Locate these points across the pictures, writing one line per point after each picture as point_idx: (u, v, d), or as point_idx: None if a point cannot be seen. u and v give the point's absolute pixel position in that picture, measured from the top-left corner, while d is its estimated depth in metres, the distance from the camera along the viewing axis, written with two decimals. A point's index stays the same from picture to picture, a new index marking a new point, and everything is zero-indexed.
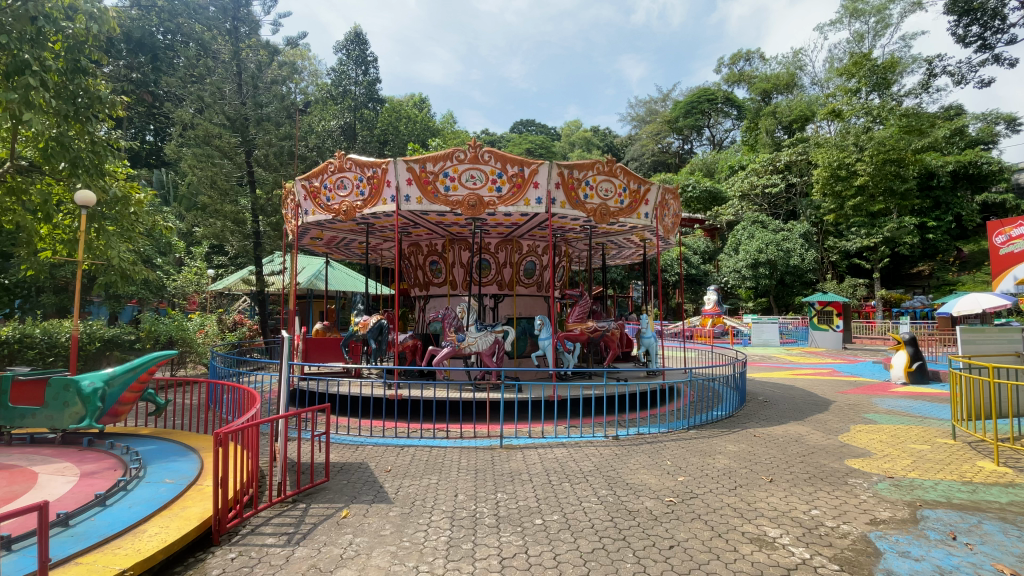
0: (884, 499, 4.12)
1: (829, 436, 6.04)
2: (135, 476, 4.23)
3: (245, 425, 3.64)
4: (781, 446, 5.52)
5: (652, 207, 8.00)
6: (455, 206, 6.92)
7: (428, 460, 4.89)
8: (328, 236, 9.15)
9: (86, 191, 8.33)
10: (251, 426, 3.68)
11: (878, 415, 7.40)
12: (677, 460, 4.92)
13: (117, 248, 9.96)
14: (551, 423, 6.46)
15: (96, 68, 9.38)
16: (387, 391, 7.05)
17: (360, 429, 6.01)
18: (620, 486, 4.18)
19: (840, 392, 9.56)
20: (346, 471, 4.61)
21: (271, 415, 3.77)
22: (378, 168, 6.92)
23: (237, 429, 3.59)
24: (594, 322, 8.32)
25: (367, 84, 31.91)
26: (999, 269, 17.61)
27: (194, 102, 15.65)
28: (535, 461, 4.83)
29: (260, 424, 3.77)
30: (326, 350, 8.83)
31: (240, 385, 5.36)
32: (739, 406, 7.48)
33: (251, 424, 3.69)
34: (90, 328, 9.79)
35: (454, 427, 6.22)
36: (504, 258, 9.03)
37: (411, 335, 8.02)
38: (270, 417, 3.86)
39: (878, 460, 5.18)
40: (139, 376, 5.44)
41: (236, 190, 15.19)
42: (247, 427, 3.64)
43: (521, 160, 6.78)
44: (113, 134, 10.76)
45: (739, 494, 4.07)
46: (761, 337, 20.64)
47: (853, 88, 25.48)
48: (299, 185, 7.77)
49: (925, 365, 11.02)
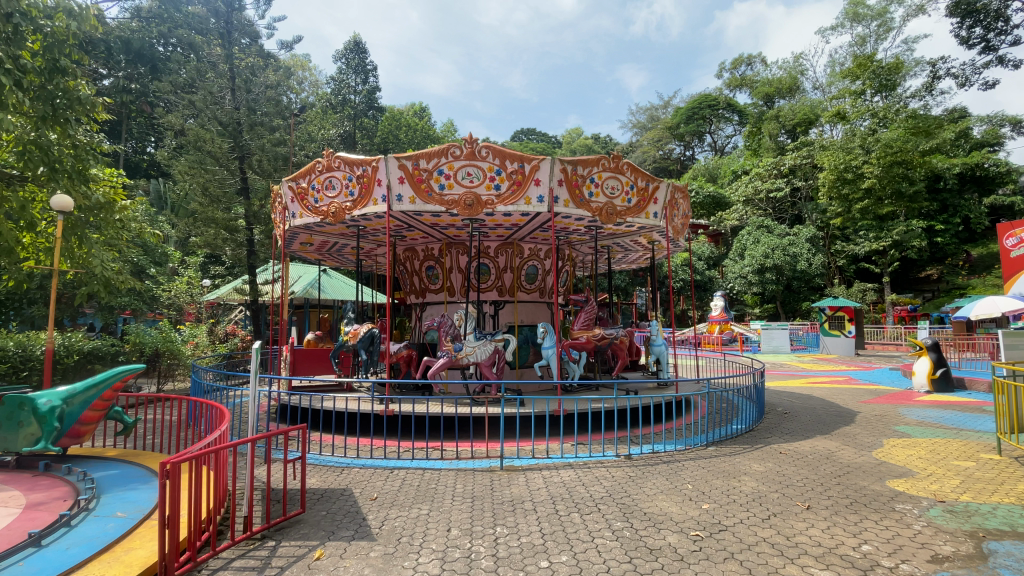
0: (941, 529, 3.60)
1: (861, 453, 5.49)
2: (81, 509, 3.72)
3: (212, 448, 3.21)
4: (812, 466, 4.98)
5: (661, 206, 7.50)
6: (450, 206, 6.42)
7: (419, 485, 4.36)
8: (318, 241, 8.69)
9: (63, 196, 7.92)
10: (222, 449, 3.28)
11: (910, 427, 6.85)
12: (699, 484, 4.36)
13: (99, 257, 9.54)
14: (556, 441, 5.92)
15: (78, 69, 9.03)
16: (379, 406, 6.53)
17: (345, 450, 5.48)
18: (637, 517, 3.66)
19: (863, 401, 9.00)
20: (326, 500, 4.08)
21: (247, 437, 3.35)
22: (368, 166, 6.45)
23: (204, 451, 3.17)
24: (601, 330, 7.84)
25: (367, 92, 31.58)
26: (1011, 272, 16.98)
27: (187, 108, 15.26)
28: (540, 486, 4.30)
29: (232, 447, 3.36)
30: (314, 361, 8.30)
31: (213, 402, 4.95)
32: (758, 420, 6.93)
33: (219, 448, 3.24)
34: (68, 340, 9.23)
35: (449, 446, 5.68)
36: (504, 262, 8.51)
37: (405, 344, 7.38)
38: (247, 439, 3.45)
39: (921, 481, 4.64)
40: (102, 393, 4.94)
41: (230, 197, 14.74)
42: (217, 449, 3.22)
43: (521, 155, 6.32)
44: (96, 138, 10.31)
45: (775, 526, 3.53)
46: (771, 344, 20.05)
47: (858, 90, 25.00)
48: (286, 186, 7.30)
49: (948, 371, 10.49)
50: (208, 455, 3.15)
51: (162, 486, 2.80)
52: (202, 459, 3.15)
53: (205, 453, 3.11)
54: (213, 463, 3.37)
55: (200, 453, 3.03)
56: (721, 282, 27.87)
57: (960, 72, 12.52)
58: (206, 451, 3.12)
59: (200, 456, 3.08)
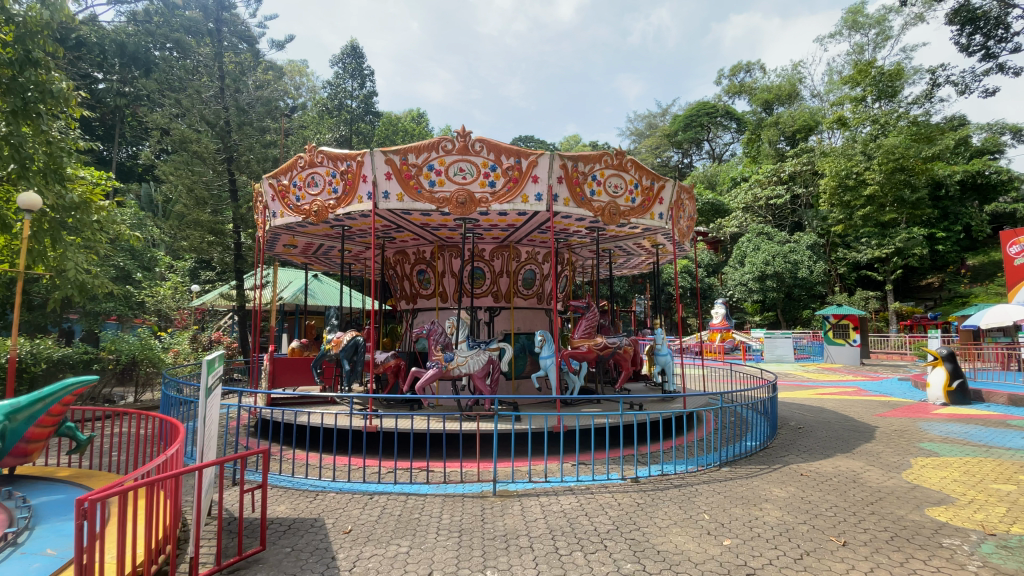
0: (1000, 571, 3.11)
1: (890, 474, 5.02)
2: (8, 544, 3.22)
3: (160, 475, 2.77)
4: (840, 490, 4.48)
5: (666, 207, 7.07)
6: (441, 204, 5.96)
7: (400, 516, 3.85)
8: (302, 243, 8.24)
9: (32, 194, 7.42)
10: (178, 474, 2.87)
11: (934, 444, 6.38)
12: (716, 513, 3.86)
13: (73, 259, 9.04)
14: (554, 461, 5.39)
15: (53, 62, 8.59)
16: (362, 422, 5.99)
17: (321, 473, 4.93)
18: (650, 557, 3.16)
19: (878, 414, 8.53)
20: (293, 533, 3.59)
21: (207, 463, 2.93)
22: (353, 162, 5.99)
23: (150, 478, 2.74)
24: (604, 339, 7.33)
25: (364, 98, 31.24)
26: (1015, 280, 16.40)
27: (173, 107, 14.81)
28: (538, 516, 3.79)
29: (185, 473, 2.93)
30: (297, 371, 7.80)
31: (169, 418, 4.47)
32: (772, 437, 6.42)
33: (168, 475, 2.81)
34: (36, 348, 8.73)
35: (434, 468, 5.15)
36: (500, 266, 8.04)
37: (392, 354, 6.89)
38: (208, 463, 3.04)
39: (963, 509, 4.15)
40: (50, 408, 4.46)
41: (217, 200, 14.33)
42: (165, 477, 2.79)
43: (517, 149, 5.85)
44: (71, 133, 9.83)
45: (811, 569, 3.05)
46: (774, 352, 19.53)
47: (858, 96, 24.62)
48: (266, 183, 6.83)
49: (965, 382, 10.00)
50: (157, 483, 2.74)
51: (83, 523, 2.35)
52: (148, 487, 2.72)
53: (151, 481, 2.68)
54: (164, 487, 2.96)
55: (140, 484, 2.59)
56: (721, 290, 27.52)
57: (961, 80, 12.37)
58: (152, 478, 2.69)
59: (146, 484, 2.66)
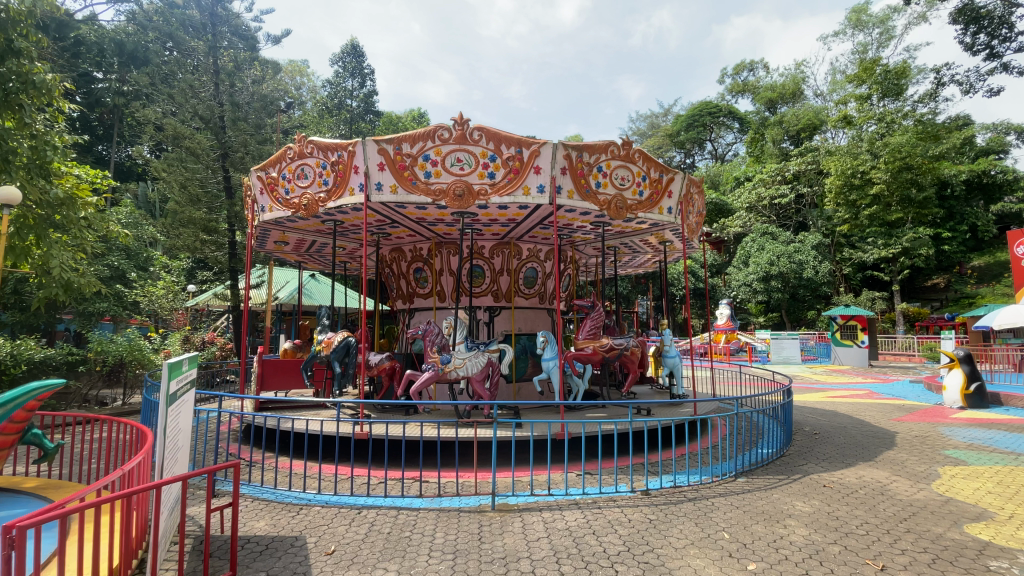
0: None
1: (918, 485, 4.67)
2: None
3: (115, 493, 2.42)
4: (869, 504, 4.14)
5: (675, 200, 6.73)
6: (437, 196, 5.62)
7: (391, 533, 3.52)
8: (294, 239, 7.89)
9: (11, 189, 7.06)
10: (141, 491, 2.55)
11: (960, 452, 6.02)
12: (737, 532, 3.51)
13: (59, 257, 8.68)
14: (558, 470, 5.04)
15: (36, 51, 8.24)
16: (354, 429, 5.63)
17: (306, 485, 4.57)
18: None
19: (895, 419, 8.15)
20: (270, 555, 3.25)
21: (174, 482, 2.60)
22: (344, 152, 5.66)
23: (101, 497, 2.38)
24: (610, 340, 6.98)
25: (364, 97, 30.86)
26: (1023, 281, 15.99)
27: (166, 103, 14.47)
28: (541, 534, 3.45)
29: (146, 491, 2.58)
30: (287, 374, 7.45)
31: (140, 425, 4.10)
32: (789, 444, 6.06)
33: (124, 495, 2.46)
34: (16, 349, 8.37)
35: (427, 479, 4.80)
36: (500, 264, 7.74)
37: (388, 356, 6.56)
38: (173, 477, 2.73)
39: (1005, 525, 3.80)
40: (13, 414, 4.08)
41: (211, 197, 13.98)
42: (118, 496, 2.43)
43: (518, 139, 5.51)
44: (57, 126, 9.47)
45: None
46: (781, 354, 19.23)
47: (865, 94, 24.06)
48: (254, 176, 6.50)
49: (983, 385, 9.63)
50: (111, 502, 2.40)
51: (18, 552, 2.03)
52: (100, 507, 2.38)
53: (102, 501, 2.32)
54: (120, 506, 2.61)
55: (86, 507, 2.24)
56: (725, 290, 27.17)
57: (965, 79, 12.01)
58: (105, 499, 2.34)
59: (99, 504, 2.32)
